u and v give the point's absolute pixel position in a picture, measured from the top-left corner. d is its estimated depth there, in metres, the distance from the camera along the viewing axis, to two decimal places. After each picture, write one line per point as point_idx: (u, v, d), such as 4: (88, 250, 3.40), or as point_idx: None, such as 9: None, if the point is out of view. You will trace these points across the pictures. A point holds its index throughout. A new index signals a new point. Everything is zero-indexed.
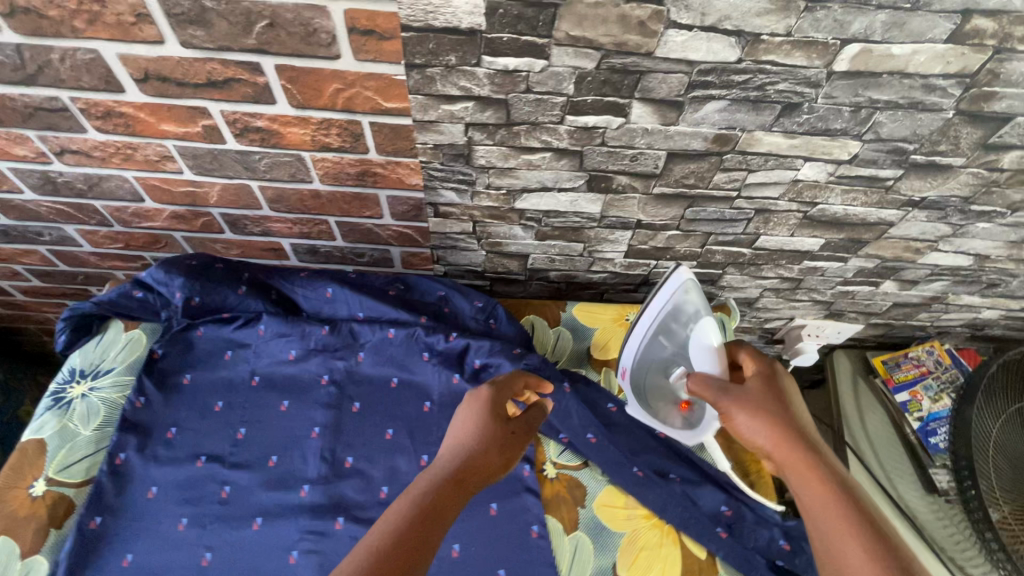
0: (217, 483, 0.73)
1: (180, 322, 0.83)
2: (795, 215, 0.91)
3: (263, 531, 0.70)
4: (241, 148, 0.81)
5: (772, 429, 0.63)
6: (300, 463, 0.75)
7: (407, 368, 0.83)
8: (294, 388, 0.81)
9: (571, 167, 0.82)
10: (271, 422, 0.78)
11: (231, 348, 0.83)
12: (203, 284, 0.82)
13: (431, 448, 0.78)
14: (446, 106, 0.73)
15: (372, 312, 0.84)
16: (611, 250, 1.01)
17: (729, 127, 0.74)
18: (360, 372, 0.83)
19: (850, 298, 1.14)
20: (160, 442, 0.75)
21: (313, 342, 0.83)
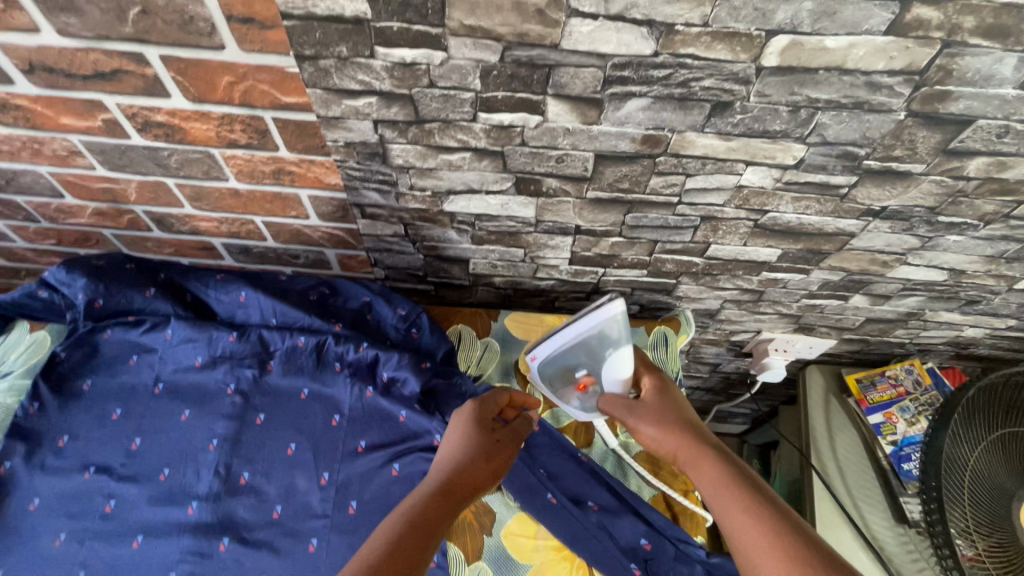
0: (102, 497, 0.69)
1: (85, 325, 0.79)
2: (745, 224, 0.84)
3: (143, 550, 0.66)
4: (147, 143, 0.77)
5: (673, 435, 0.68)
6: (192, 478, 0.70)
7: (318, 378, 0.77)
8: (197, 397, 0.77)
9: (495, 168, 0.76)
10: (169, 432, 0.74)
11: (137, 353, 0.79)
12: (108, 286, 0.79)
13: (334, 465, 0.72)
14: (348, 101, 0.68)
15: (285, 319, 0.80)
16: (554, 257, 0.95)
17: (657, 128, 0.68)
18: (269, 381, 0.78)
19: (819, 312, 1.07)
20: (48, 451, 0.71)
21: (220, 348, 0.78)
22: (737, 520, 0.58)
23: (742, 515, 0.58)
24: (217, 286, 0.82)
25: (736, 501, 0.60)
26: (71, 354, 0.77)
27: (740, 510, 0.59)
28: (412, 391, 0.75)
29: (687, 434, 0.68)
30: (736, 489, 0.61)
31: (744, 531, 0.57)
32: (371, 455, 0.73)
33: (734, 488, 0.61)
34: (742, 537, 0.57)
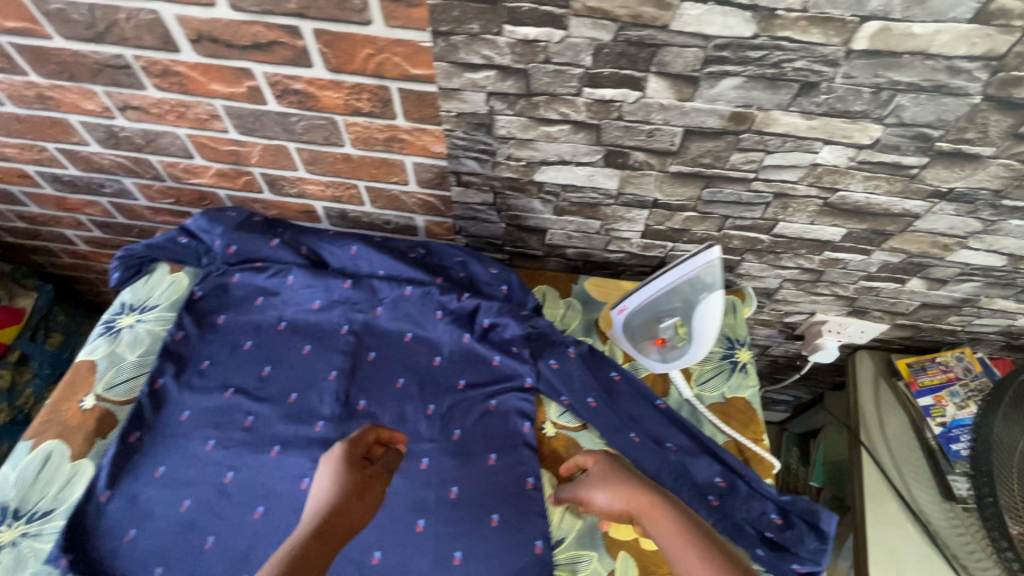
0: (242, 413, 0.79)
1: (220, 268, 0.90)
2: (814, 202, 0.90)
3: (279, 458, 0.75)
4: (280, 109, 0.87)
5: (627, 495, 0.68)
6: (317, 401, 0.81)
7: (420, 323, 0.87)
8: (316, 334, 0.87)
9: (589, 141, 0.84)
10: (294, 363, 0.84)
11: (262, 295, 0.89)
12: (241, 235, 0.90)
13: (437, 398, 0.82)
14: (469, 74, 0.76)
15: (392, 271, 0.90)
16: (628, 229, 1.03)
17: (746, 105, 0.75)
18: (377, 325, 0.88)
19: (874, 295, 1.12)
20: (193, 372, 0.82)
21: (336, 294, 0.88)
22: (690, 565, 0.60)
23: (698, 561, 0.60)
24: (330, 240, 0.92)
25: (691, 546, 0.61)
26: (209, 292, 0.88)
27: (693, 555, 0.60)
28: (505, 339, 0.85)
29: (639, 492, 0.67)
30: (692, 537, 0.62)
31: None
32: (470, 392, 0.82)
33: (688, 535, 0.62)
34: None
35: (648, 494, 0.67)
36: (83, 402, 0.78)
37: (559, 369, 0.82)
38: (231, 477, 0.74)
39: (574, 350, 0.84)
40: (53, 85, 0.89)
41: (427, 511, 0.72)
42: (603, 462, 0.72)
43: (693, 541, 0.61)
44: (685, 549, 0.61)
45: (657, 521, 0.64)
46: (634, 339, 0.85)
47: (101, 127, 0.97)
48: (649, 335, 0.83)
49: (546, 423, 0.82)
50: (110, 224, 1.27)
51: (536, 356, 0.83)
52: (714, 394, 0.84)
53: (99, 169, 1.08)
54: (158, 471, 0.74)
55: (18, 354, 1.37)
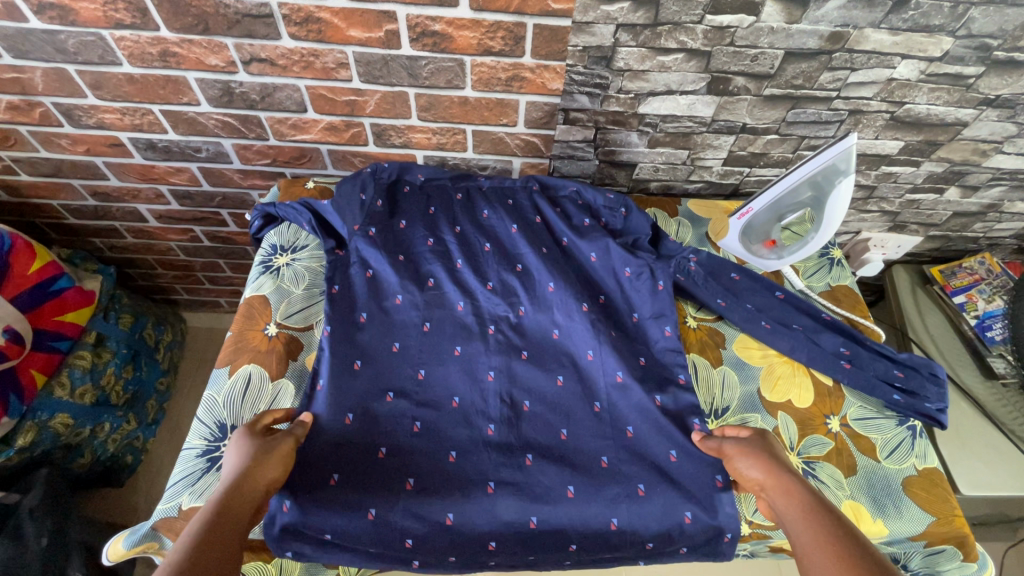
0: (418, 320, 0.84)
1: (354, 257, 0.87)
2: (883, 116, 1.03)
3: (463, 356, 0.82)
4: (412, 53, 0.93)
5: (768, 468, 0.68)
6: (487, 306, 0.87)
7: (561, 269, 0.91)
8: (463, 290, 0.89)
9: (698, 68, 0.94)
10: (449, 317, 0.85)
11: (403, 253, 0.90)
12: (378, 220, 0.91)
13: (596, 345, 0.84)
14: (604, 7, 0.85)
15: (523, 230, 0.94)
16: (712, 157, 1.13)
17: (844, 25, 0.87)
18: (524, 276, 0.90)
19: (915, 208, 1.27)
20: (360, 283, 0.85)
21: (479, 269, 0.90)
22: (818, 546, 0.59)
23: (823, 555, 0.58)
24: (463, 201, 0.97)
25: (819, 531, 0.60)
26: (352, 253, 0.88)
27: (825, 537, 0.59)
28: (639, 272, 0.89)
29: (782, 471, 0.67)
30: (818, 525, 0.61)
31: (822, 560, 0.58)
32: (611, 306, 0.90)
33: (815, 519, 0.61)
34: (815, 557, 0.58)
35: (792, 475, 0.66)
36: (266, 330, 0.82)
37: (693, 279, 0.90)
38: (423, 374, 0.80)
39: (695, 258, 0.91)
40: (182, 39, 0.92)
41: (613, 430, 0.78)
42: (754, 437, 0.72)
43: (822, 526, 0.60)
44: (813, 533, 0.60)
45: (791, 502, 0.64)
46: (749, 242, 0.95)
47: (218, 84, 1.00)
48: (764, 235, 0.94)
49: (687, 317, 0.92)
50: (191, 193, 1.28)
51: (669, 277, 0.89)
52: (821, 285, 0.96)
53: (201, 131, 1.10)
54: (356, 363, 0.78)
55: (95, 335, 1.36)
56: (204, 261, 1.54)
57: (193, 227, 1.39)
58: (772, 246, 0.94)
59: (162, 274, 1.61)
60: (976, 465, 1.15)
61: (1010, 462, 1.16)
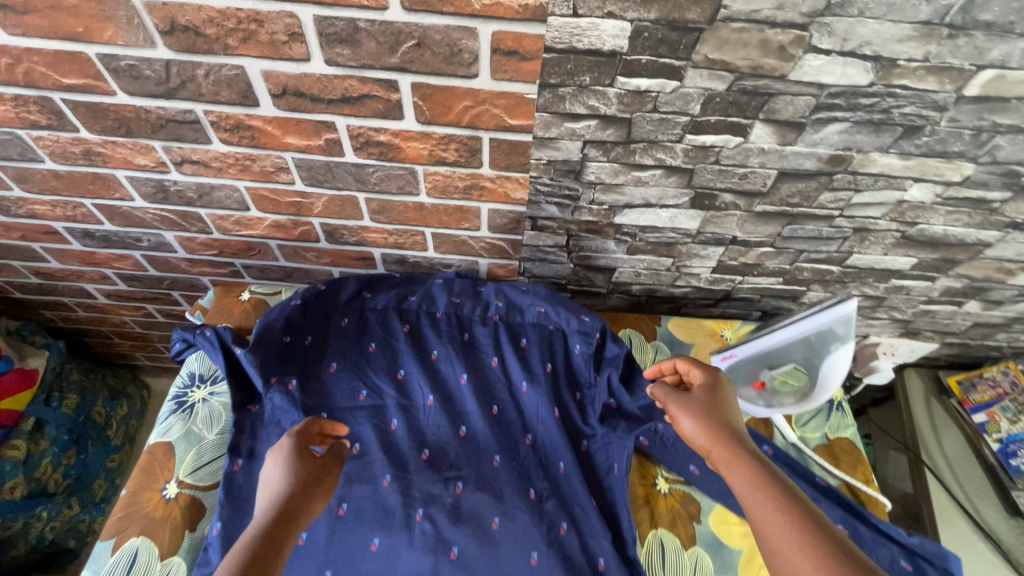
0: (334, 501, 0.73)
1: (270, 410, 0.77)
2: (892, 234, 0.91)
3: (382, 552, 0.69)
4: (357, 161, 0.83)
5: (711, 429, 0.67)
6: (420, 482, 0.74)
7: (513, 437, 0.80)
8: (394, 457, 0.76)
9: (679, 184, 0.83)
10: (370, 497, 0.73)
11: (326, 410, 0.79)
12: (300, 368, 0.81)
13: (540, 543, 0.70)
14: (569, 124, 0.74)
15: (476, 379, 0.84)
16: (699, 266, 1.02)
17: (846, 148, 0.75)
18: (468, 441, 0.79)
19: (930, 318, 1.14)
20: (273, 450, 0.74)
21: (417, 429, 0.79)
22: (766, 512, 0.57)
23: (773, 517, 0.57)
24: (408, 339, 0.88)
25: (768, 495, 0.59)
26: (264, 407, 0.77)
27: (771, 504, 0.58)
28: (601, 429, 0.80)
29: (724, 435, 0.66)
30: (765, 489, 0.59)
31: (774, 528, 0.56)
32: (570, 481, 0.76)
33: (762, 483, 0.60)
34: (774, 533, 0.56)
35: (733, 438, 0.65)
36: (165, 491, 0.71)
37: (660, 441, 0.80)
38: None
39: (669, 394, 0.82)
40: (104, 141, 0.83)
41: None
42: (705, 394, 0.71)
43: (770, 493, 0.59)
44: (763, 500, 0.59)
45: (735, 470, 0.63)
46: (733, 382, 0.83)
47: (150, 182, 0.91)
48: (751, 375, 0.81)
49: (658, 478, 0.80)
50: (138, 276, 1.19)
51: (626, 458, 0.78)
52: (816, 436, 0.83)
53: (139, 223, 1.01)
54: None
55: (33, 421, 1.25)
56: (162, 333, 1.45)
57: (145, 305, 1.30)
58: (756, 392, 0.81)
59: (120, 343, 1.52)
60: None
61: None
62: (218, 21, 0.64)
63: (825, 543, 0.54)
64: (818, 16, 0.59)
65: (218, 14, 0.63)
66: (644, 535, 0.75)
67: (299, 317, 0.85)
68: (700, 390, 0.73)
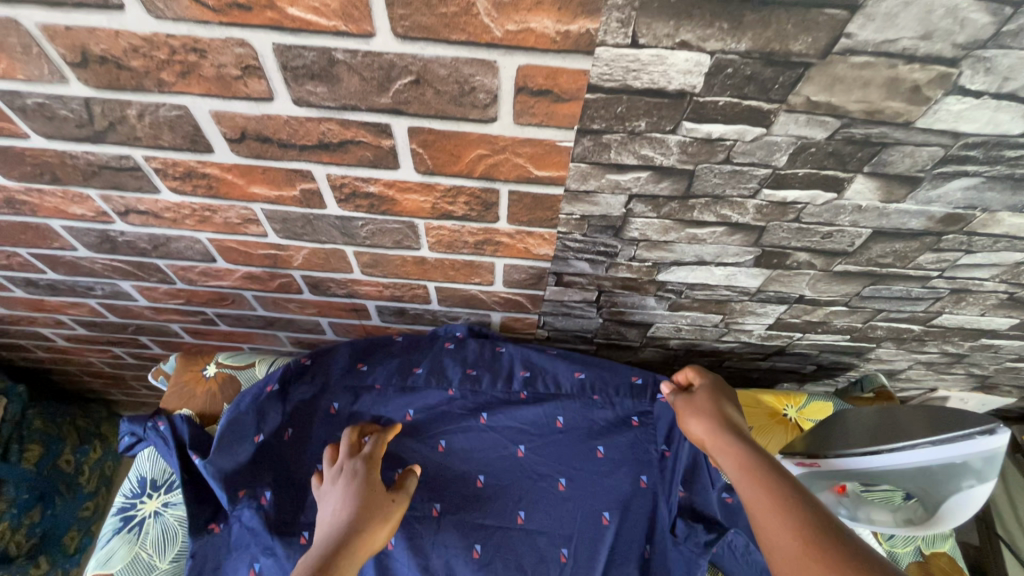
0: None
1: (240, 528, 0.61)
2: (997, 296, 0.75)
3: None
4: (342, 213, 0.67)
5: (709, 425, 0.62)
6: None
7: (542, 555, 0.64)
8: None
9: (743, 243, 0.67)
10: None
11: (308, 526, 0.62)
12: (275, 474, 0.65)
13: None
14: (612, 175, 0.57)
15: (499, 475, 0.69)
16: (753, 323, 0.86)
17: (968, 207, 0.58)
18: (484, 565, 0.63)
19: (1014, 374, 0.98)
20: None
21: (420, 548, 0.63)
22: (755, 495, 0.52)
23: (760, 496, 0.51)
24: (412, 427, 0.72)
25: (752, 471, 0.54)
26: (232, 526, 0.61)
27: (759, 487, 0.52)
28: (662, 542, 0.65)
29: (722, 425, 0.61)
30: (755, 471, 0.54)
31: (760, 507, 0.51)
32: None
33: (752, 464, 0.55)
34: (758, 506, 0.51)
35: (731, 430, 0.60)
36: None
37: (724, 559, 0.68)
38: None
39: (729, 496, 0.69)
40: (28, 188, 0.67)
41: None
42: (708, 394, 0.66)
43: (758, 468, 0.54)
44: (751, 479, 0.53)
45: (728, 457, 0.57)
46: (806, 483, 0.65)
47: (93, 232, 0.75)
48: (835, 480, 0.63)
49: None
50: (98, 322, 1.03)
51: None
52: (909, 551, 0.68)
53: (87, 273, 0.85)
54: None
55: None
56: (135, 373, 1.30)
57: (110, 348, 1.15)
58: (834, 498, 0.64)
59: (89, 380, 1.37)
60: None
61: None
62: (145, 51, 0.48)
63: (799, 507, 0.49)
64: (977, 48, 0.42)
65: (144, 41, 0.47)
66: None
67: (281, 404, 0.69)
68: (703, 392, 0.67)
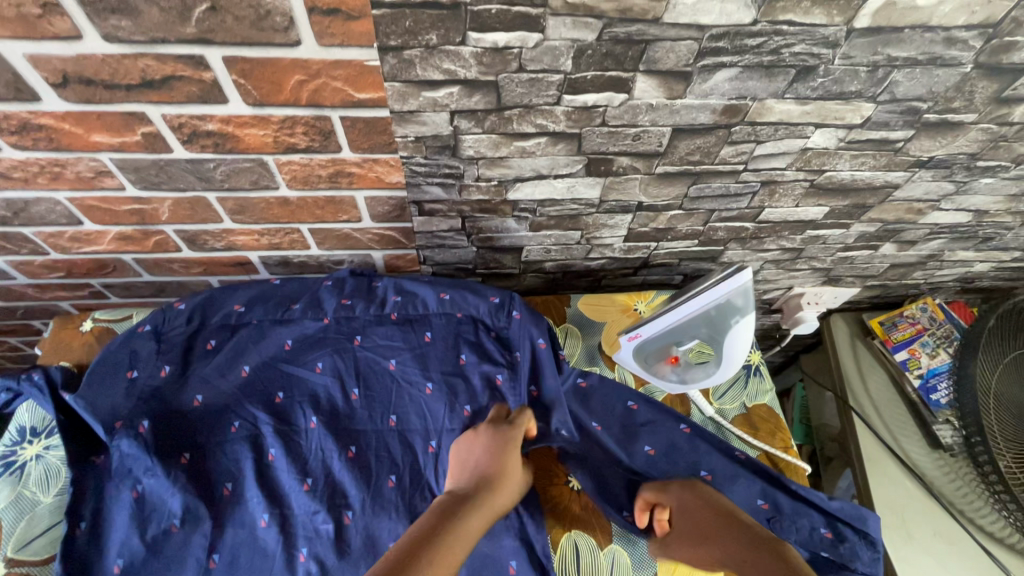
0: (203, 553, 0.64)
1: (121, 455, 0.65)
2: (801, 185, 0.86)
3: None
4: (191, 155, 0.70)
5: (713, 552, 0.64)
6: (300, 517, 0.66)
7: (412, 448, 0.72)
8: (272, 494, 0.67)
9: (568, 151, 0.74)
10: (247, 543, 0.65)
11: (190, 449, 0.68)
12: (156, 406, 0.69)
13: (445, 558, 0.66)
14: (428, 93, 0.64)
15: (372, 388, 0.75)
16: (610, 236, 0.95)
17: (740, 97, 0.68)
18: (359, 462, 0.70)
19: (849, 263, 1.12)
20: (124, 504, 0.64)
21: (300, 456, 0.69)
22: None
23: None
24: (290, 357, 0.77)
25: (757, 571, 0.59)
26: (112, 457, 0.66)
27: None
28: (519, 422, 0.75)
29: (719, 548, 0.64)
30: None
31: None
32: None
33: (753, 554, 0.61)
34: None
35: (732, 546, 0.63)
36: None
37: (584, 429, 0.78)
38: None
39: (583, 380, 0.80)
40: None
41: None
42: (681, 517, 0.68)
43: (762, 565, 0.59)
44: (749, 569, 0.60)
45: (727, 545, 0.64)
46: (648, 363, 0.79)
47: None
48: (665, 353, 0.79)
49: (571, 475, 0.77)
50: None
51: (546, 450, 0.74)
52: (735, 407, 0.85)
53: None
54: None
55: None
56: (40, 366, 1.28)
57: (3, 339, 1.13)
58: (669, 368, 0.80)
59: None
60: (925, 561, 1.03)
61: (959, 553, 1.03)
62: None
63: None
64: None
65: None
66: (557, 540, 0.71)
67: (158, 347, 0.73)
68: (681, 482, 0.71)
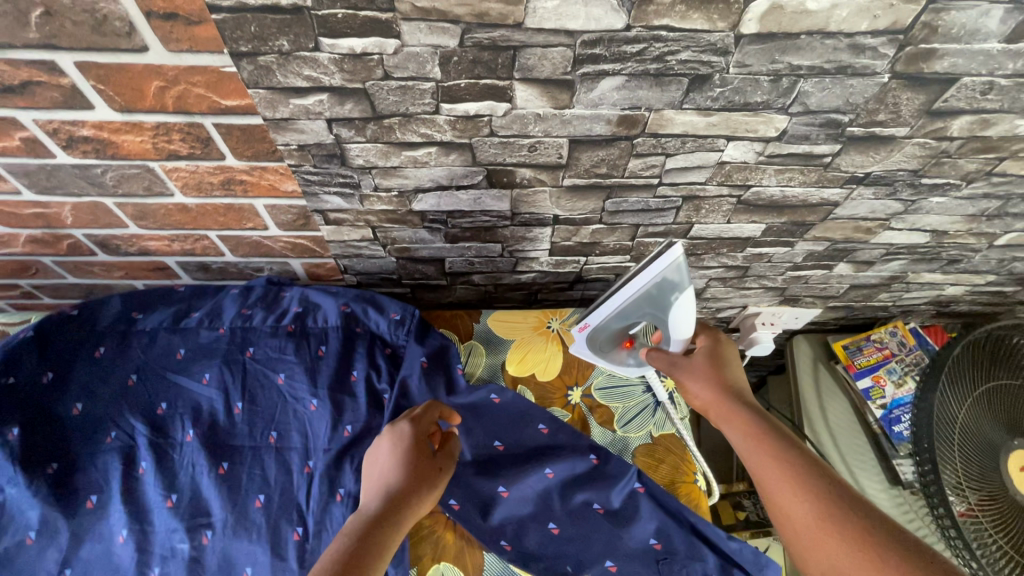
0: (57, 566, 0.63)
1: None
2: (728, 201, 0.81)
3: None
4: (76, 161, 0.69)
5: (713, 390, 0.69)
6: (160, 535, 0.65)
7: (288, 467, 0.69)
8: (134, 509, 0.66)
9: (463, 162, 0.71)
10: (102, 558, 0.64)
11: (59, 459, 0.67)
12: (29, 413, 0.69)
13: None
14: (296, 100, 0.61)
15: (258, 403, 0.73)
16: (533, 250, 0.91)
17: (633, 107, 0.64)
18: (228, 481, 0.68)
19: (804, 283, 1.05)
20: None
21: (170, 470, 0.68)
22: (763, 465, 0.60)
23: (771, 469, 0.59)
24: (179, 366, 0.75)
25: (770, 457, 0.60)
26: None
27: (768, 456, 0.60)
28: None
29: (726, 392, 0.68)
30: (760, 441, 0.62)
31: (772, 478, 0.59)
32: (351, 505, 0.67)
33: (761, 441, 0.62)
34: (782, 496, 0.57)
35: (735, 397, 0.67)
36: None
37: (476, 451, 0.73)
38: None
39: (495, 396, 0.77)
40: None
41: None
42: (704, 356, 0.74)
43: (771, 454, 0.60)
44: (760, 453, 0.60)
45: (733, 427, 0.65)
46: (603, 353, 0.80)
47: None
48: (618, 340, 0.80)
49: None
50: None
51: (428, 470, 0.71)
52: (639, 435, 0.82)
53: None
54: None
55: None
56: None
57: None
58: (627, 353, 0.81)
59: None
60: None
61: None
62: None
63: (809, 478, 0.57)
64: None
65: None
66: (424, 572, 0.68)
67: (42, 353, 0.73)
68: (702, 353, 0.75)
